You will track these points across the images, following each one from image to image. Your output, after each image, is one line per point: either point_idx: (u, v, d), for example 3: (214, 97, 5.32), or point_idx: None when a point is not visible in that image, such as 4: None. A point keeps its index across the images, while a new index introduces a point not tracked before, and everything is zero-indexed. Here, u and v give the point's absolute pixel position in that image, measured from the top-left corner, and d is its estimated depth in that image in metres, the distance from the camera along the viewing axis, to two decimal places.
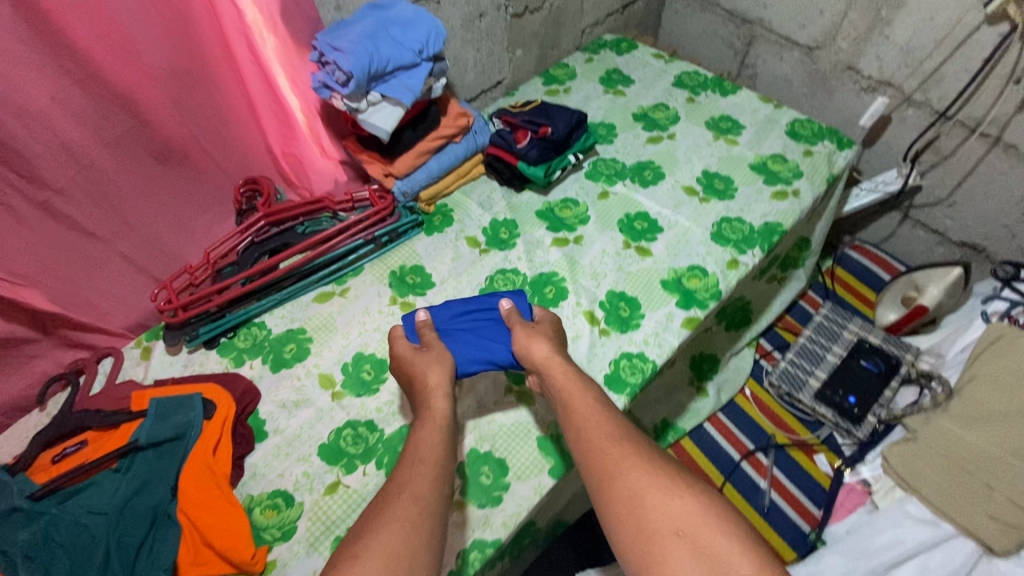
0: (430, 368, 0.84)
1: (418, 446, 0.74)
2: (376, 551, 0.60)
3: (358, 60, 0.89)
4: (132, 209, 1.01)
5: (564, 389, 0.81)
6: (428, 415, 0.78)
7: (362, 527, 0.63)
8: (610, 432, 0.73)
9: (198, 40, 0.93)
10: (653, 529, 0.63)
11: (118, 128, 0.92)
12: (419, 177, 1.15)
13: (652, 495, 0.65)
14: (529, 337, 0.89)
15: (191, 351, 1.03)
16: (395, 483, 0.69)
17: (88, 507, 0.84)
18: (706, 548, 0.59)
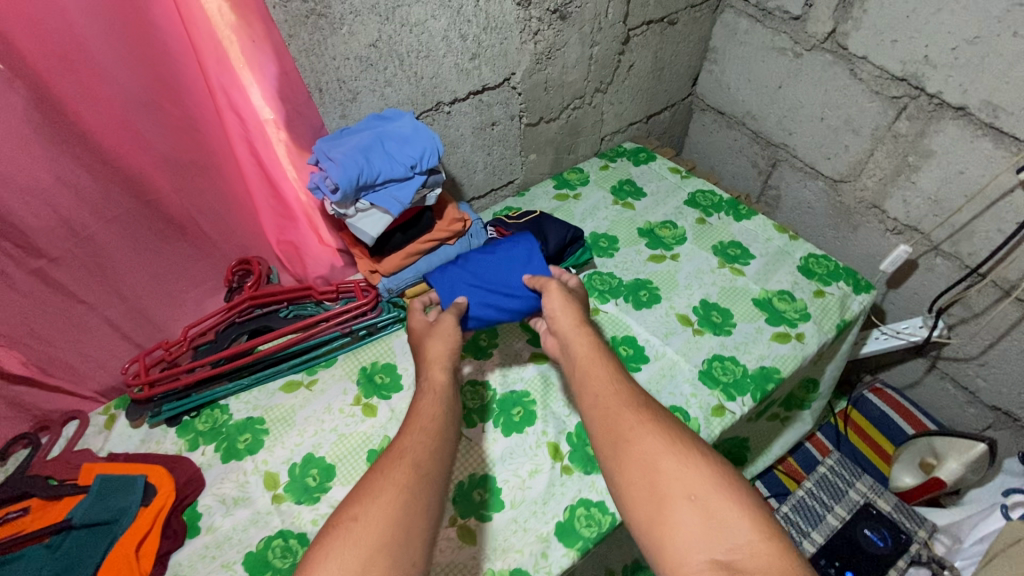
0: (430, 342, 0.90)
1: (423, 415, 0.79)
2: (377, 515, 0.66)
3: (347, 172, 0.91)
4: (124, 279, 1.05)
5: (580, 366, 0.87)
6: (431, 385, 0.84)
7: (370, 488, 0.69)
8: (629, 402, 0.79)
9: (206, 137, 0.97)
10: (665, 492, 0.67)
11: (119, 209, 0.97)
12: (406, 276, 1.14)
13: (664, 465, 0.70)
14: (563, 305, 0.95)
15: (152, 426, 1.03)
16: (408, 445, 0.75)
17: None
18: (715, 512, 0.64)
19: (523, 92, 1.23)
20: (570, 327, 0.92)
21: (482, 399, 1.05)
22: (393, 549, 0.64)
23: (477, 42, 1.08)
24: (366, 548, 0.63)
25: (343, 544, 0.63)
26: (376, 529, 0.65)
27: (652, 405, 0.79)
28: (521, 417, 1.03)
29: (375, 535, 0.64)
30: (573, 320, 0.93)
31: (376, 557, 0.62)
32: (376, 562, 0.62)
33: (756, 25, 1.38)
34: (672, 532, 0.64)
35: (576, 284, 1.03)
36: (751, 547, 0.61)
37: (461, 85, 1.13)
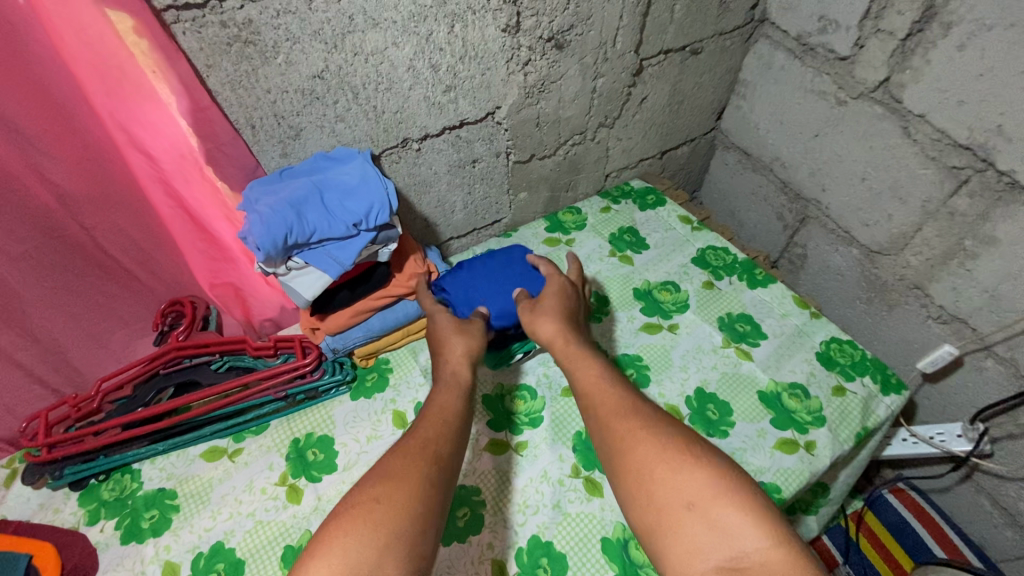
0: (455, 339, 0.85)
1: (437, 409, 0.75)
2: (395, 502, 0.62)
3: (272, 231, 0.77)
4: (38, 324, 0.91)
5: (566, 370, 0.83)
6: (447, 377, 0.80)
7: (384, 472, 0.65)
8: (620, 406, 0.74)
9: (118, 169, 0.80)
10: (663, 504, 0.64)
11: (26, 243, 0.81)
12: (355, 335, 1.01)
13: (660, 474, 0.66)
14: (534, 316, 0.89)
15: (53, 489, 0.92)
16: (420, 437, 0.71)
17: None
18: (719, 521, 0.61)
19: (510, 128, 1.07)
20: (556, 318, 0.88)
21: None
22: (410, 537, 0.60)
23: (452, 72, 0.91)
24: (381, 533, 0.59)
25: (357, 528, 0.59)
26: (394, 518, 0.60)
27: (643, 408, 0.74)
28: (466, 521, 0.88)
29: (391, 523, 0.60)
30: (561, 313, 0.89)
31: (392, 547, 0.58)
32: (393, 550, 0.58)
33: (795, 62, 1.18)
34: (676, 544, 0.61)
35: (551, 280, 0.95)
36: (758, 557, 0.58)
37: (434, 120, 0.96)
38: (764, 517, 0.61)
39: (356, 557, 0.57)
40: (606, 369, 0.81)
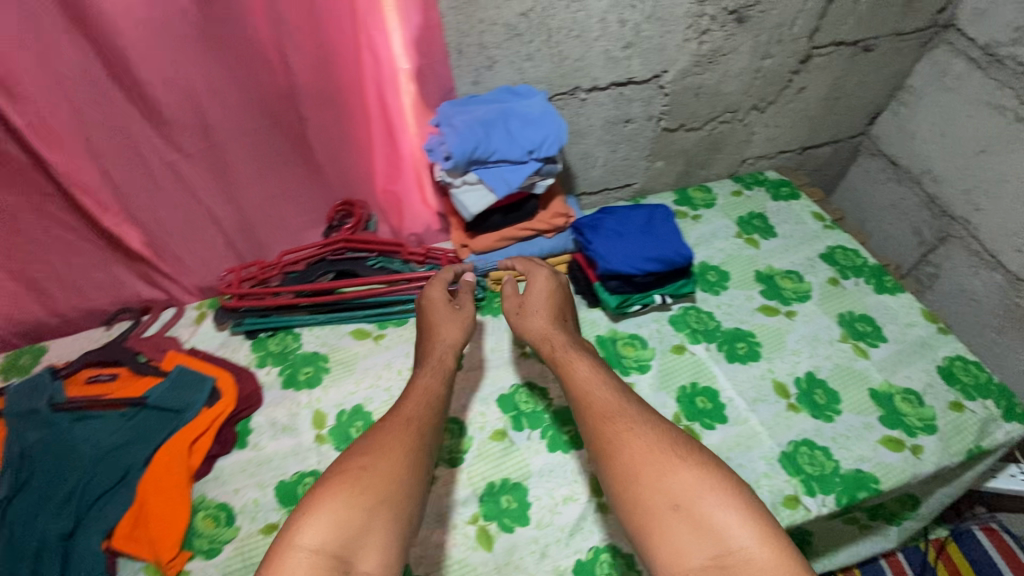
0: (445, 326, 0.91)
1: (425, 390, 0.79)
2: (385, 469, 0.65)
3: (464, 143, 0.89)
4: (242, 194, 1.10)
5: (561, 359, 0.83)
6: (433, 362, 0.85)
7: (371, 443, 0.69)
8: (609, 406, 0.73)
9: (339, 72, 0.94)
10: (649, 505, 0.63)
11: (254, 124, 1.00)
12: (494, 258, 1.09)
13: (645, 474, 0.65)
14: (524, 318, 0.93)
15: (232, 333, 1.11)
16: (405, 416, 0.74)
17: (88, 437, 0.95)
18: (705, 514, 0.60)
19: (670, 94, 1.12)
20: (544, 321, 0.91)
21: (535, 405, 1.02)
22: (395, 500, 0.63)
23: (636, 30, 0.98)
24: (365, 496, 0.62)
25: (345, 491, 0.62)
26: (381, 486, 0.63)
27: (629, 405, 0.73)
28: (570, 437, 0.97)
29: (378, 487, 0.63)
30: (548, 306, 0.92)
31: (379, 509, 0.62)
32: (381, 512, 0.62)
33: (974, 72, 1.14)
34: (663, 546, 0.60)
35: (542, 281, 0.95)
36: (742, 550, 0.57)
37: (606, 73, 1.04)
38: (755, 507, 0.61)
39: (343, 516, 0.60)
40: (591, 364, 0.81)
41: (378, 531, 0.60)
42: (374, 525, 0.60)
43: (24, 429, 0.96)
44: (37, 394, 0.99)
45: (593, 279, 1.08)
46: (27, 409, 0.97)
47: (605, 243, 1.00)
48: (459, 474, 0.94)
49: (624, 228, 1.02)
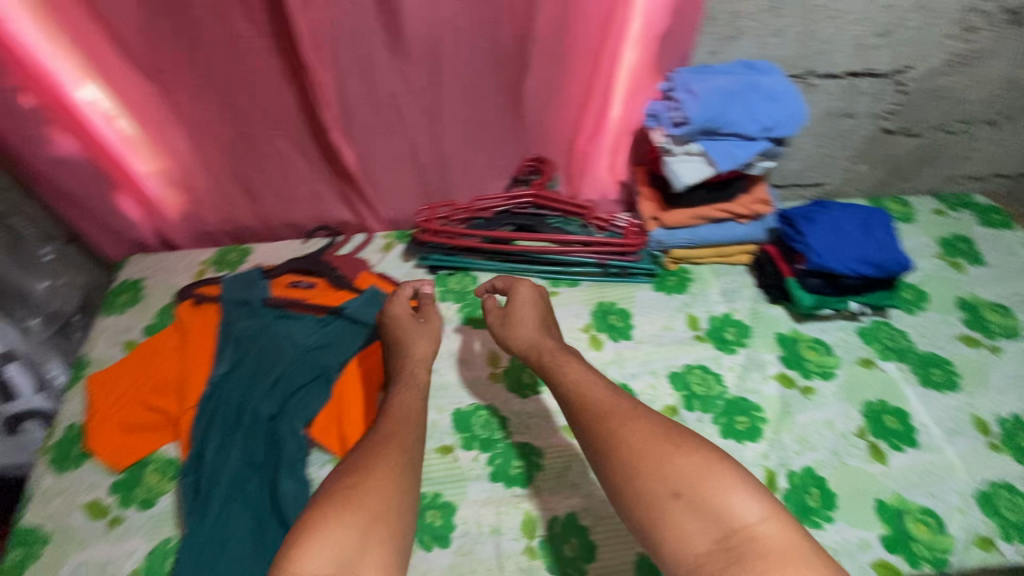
0: (417, 341, 0.92)
1: (403, 407, 0.79)
2: (374, 489, 0.65)
3: (705, 110, 0.87)
4: (448, 135, 1.14)
5: (548, 362, 0.83)
6: (407, 378, 0.86)
7: (355, 464, 0.68)
8: (603, 407, 0.71)
9: (576, 23, 0.95)
10: (649, 493, 0.62)
11: (480, 65, 1.04)
12: (683, 236, 1.07)
13: (645, 466, 0.63)
14: (509, 326, 0.92)
15: (416, 266, 1.19)
16: (388, 433, 0.74)
17: (290, 334, 1.02)
18: (706, 501, 0.59)
19: (906, 92, 1.05)
20: (529, 328, 0.90)
21: (709, 389, 0.99)
22: (386, 518, 0.63)
23: (897, 17, 0.93)
24: (359, 516, 0.61)
25: (335, 512, 0.61)
26: (369, 505, 0.63)
27: (617, 403, 0.72)
28: (745, 428, 0.95)
29: (370, 506, 0.63)
30: (532, 319, 0.92)
31: (374, 528, 0.61)
32: (375, 530, 0.61)
33: None
34: (670, 536, 0.59)
35: (524, 292, 0.95)
36: (751, 528, 0.57)
37: (849, 60, 0.99)
38: (760, 489, 0.61)
39: (335, 540, 0.59)
40: (582, 365, 0.80)
41: (377, 551, 0.60)
42: (370, 545, 0.60)
43: (235, 316, 1.05)
44: (250, 288, 1.08)
45: (785, 274, 1.03)
46: (238, 298, 1.06)
47: (820, 237, 0.96)
48: None
49: (838, 225, 0.98)
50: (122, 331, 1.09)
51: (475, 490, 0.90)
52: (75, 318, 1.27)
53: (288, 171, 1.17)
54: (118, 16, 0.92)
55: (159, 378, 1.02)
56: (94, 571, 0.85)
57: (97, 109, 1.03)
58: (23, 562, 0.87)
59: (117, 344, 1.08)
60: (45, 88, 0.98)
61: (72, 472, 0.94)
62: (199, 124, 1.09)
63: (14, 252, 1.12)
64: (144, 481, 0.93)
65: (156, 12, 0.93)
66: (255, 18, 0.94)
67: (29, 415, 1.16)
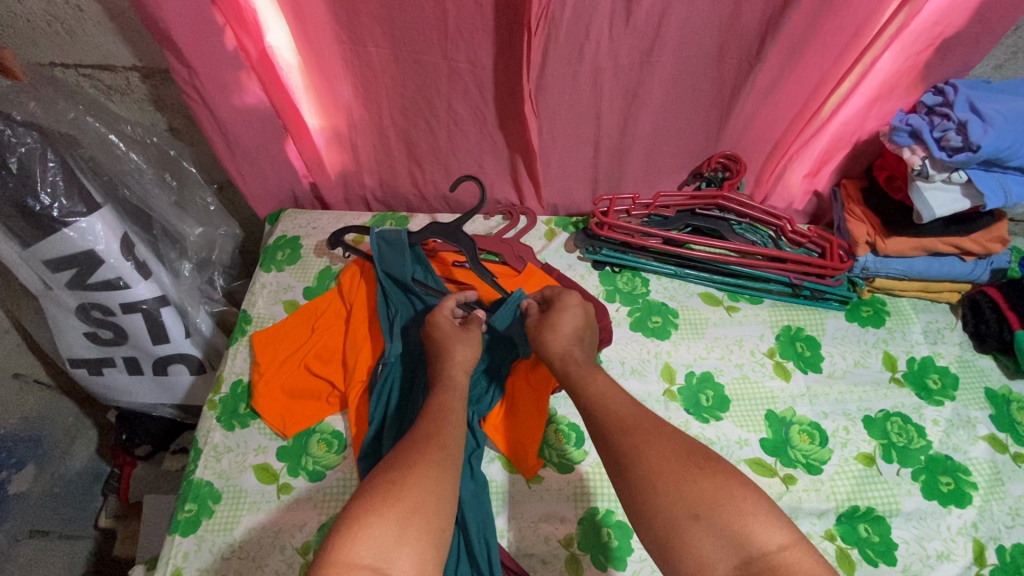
0: (455, 346, 0.86)
1: (444, 408, 0.75)
2: (413, 485, 0.60)
3: (999, 139, 0.75)
4: (638, 122, 1.05)
5: (579, 374, 0.77)
6: (445, 384, 0.80)
7: (393, 458, 0.64)
8: (625, 423, 0.67)
9: (834, 16, 0.84)
10: (667, 515, 0.58)
11: (699, 49, 0.93)
12: (895, 266, 0.97)
13: (664, 485, 0.59)
14: (543, 331, 0.84)
15: (581, 259, 1.12)
16: (431, 429, 0.70)
17: None
18: (729, 526, 0.55)
19: None
20: (564, 335, 0.83)
21: (910, 441, 0.90)
22: (429, 509, 0.59)
23: None
24: (397, 509, 0.57)
25: (374, 502, 0.57)
26: (414, 495, 0.59)
27: (637, 420, 0.67)
28: (951, 491, 0.86)
29: (411, 499, 0.59)
30: (570, 328, 0.84)
31: (411, 521, 0.57)
32: (414, 523, 0.57)
33: None
34: (688, 558, 0.55)
35: (572, 300, 0.88)
36: (771, 556, 0.54)
37: None
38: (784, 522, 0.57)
39: (379, 532, 0.55)
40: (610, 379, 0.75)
41: (415, 542, 0.56)
42: (411, 538, 0.56)
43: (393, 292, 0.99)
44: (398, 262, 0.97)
45: (1014, 326, 0.92)
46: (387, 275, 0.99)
47: None
48: (821, 484, 0.87)
49: None
50: (283, 290, 1.08)
51: None
52: (221, 266, 1.26)
53: (459, 140, 1.11)
54: None
55: (323, 347, 0.99)
56: (269, 539, 0.85)
57: (282, 56, 0.98)
58: (196, 519, 0.86)
59: (278, 304, 1.06)
60: (246, 27, 0.92)
61: (239, 433, 0.94)
62: (379, 82, 1.03)
63: (177, 194, 1.14)
64: (311, 453, 0.91)
65: None
66: None
67: (177, 359, 1.14)
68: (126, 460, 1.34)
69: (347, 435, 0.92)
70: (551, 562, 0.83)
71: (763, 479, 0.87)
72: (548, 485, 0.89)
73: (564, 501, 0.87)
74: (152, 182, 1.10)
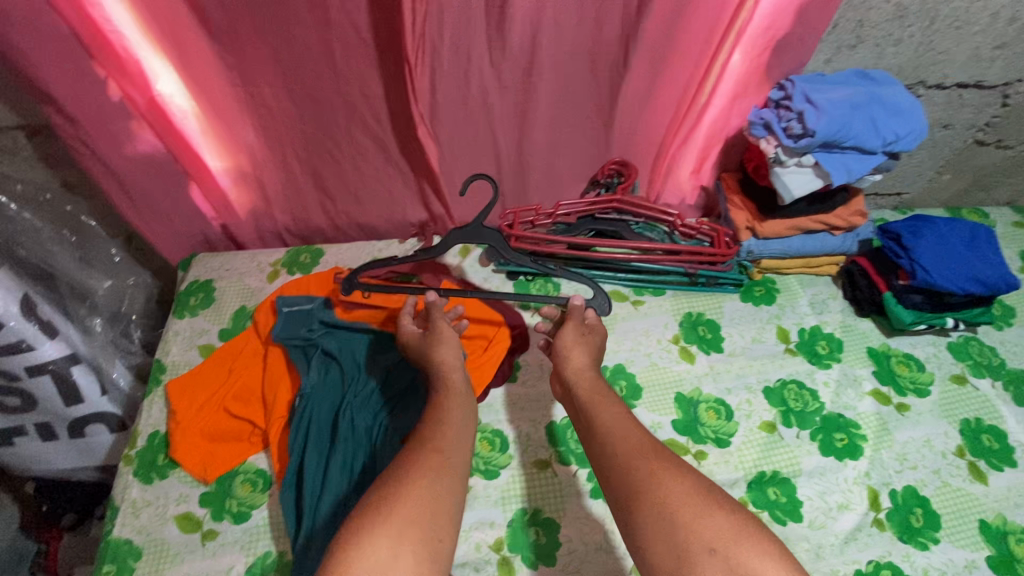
0: (437, 348, 0.87)
1: (449, 411, 0.75)
2: (407, 496, 0.60)
3: (829, 124, 0.84)
4: (532, 136, 1.12)
5: (590, 405, 0.77)
6: (448, 387, 0.80)
7: (397, 473, 0.64)
8: (640, 447, 0.68)
9: (682, 27, 0.93)
10: (682, 547, 0.57)
11: (574, 66, 1.01)
12: (775, 247, 1.06)
13: (683, 514, 0.59)
14: (573, 343, 0.87)
15: (495, 272, 1.16)
16: (429, 437, 0.70)
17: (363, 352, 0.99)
18: (744, 567, 0.54)
19: (1011, 104, 1.02)
20: (581, 363, 0.85)
21: (806, 405, 0.98)
22: (422, 525, 0.58)
23: (1020, 28, 0.90)
24: (393, 526, 0.57)
25: (368, 522, 0.57)
26: (410, 510, 0.59)
27: (641, 444, 0.68)
28: (846, 446, 0.94)
29: (405, 514, 0.58)
30: (588, 350, 0.87)
31: (406, 535, 0.57)
32: (408, 538, 0.57)
33: None
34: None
35: (594, 318, 0.93)
36: None
37: (960, 72, 0.96)
38: (778, 553, 0.56)
39: (371, 551, 0.54)
40: (616, 409, 0.75)
41: (408, 558, 0.55)
42: (404, 554, 0.55)
43: (321, 319, 1.02)
44: (308, 318, 1.02)
45: (881, 289, 1.02)
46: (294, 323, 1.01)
47: (928, 254, 0.93)
48: (730, 456, 0.93)
49: (943, 242, 0.94)
50: (197, 334, 1.07)
51: (576, 508, 0.88)
52: (135, 318, 1.24)
53: (364, 169, 1.14)
54: (205, 9, 0.88)
55: (243, 388, 0.99)
56: None
57: (174, 103, 0.99)
58: None
59: (193, 349, 1.05)
60: (129, 78, 0.93)
61: (159, 483, 0.92)
62: (276, 120, 1.05)
63: (80, 250, 1.13)
64: (235, 494, 0.90)
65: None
66: (350, 9, 0.90)
67: (94, 419, 1.11)
68: (52, 534, 1.27)
69: (270, 472, 0.92)
70: (482, 568, 0.84)
71: None
72: (476, 493, 0.91)
73: (490, 507, 0.89)
74: (50, 239, 1.07)
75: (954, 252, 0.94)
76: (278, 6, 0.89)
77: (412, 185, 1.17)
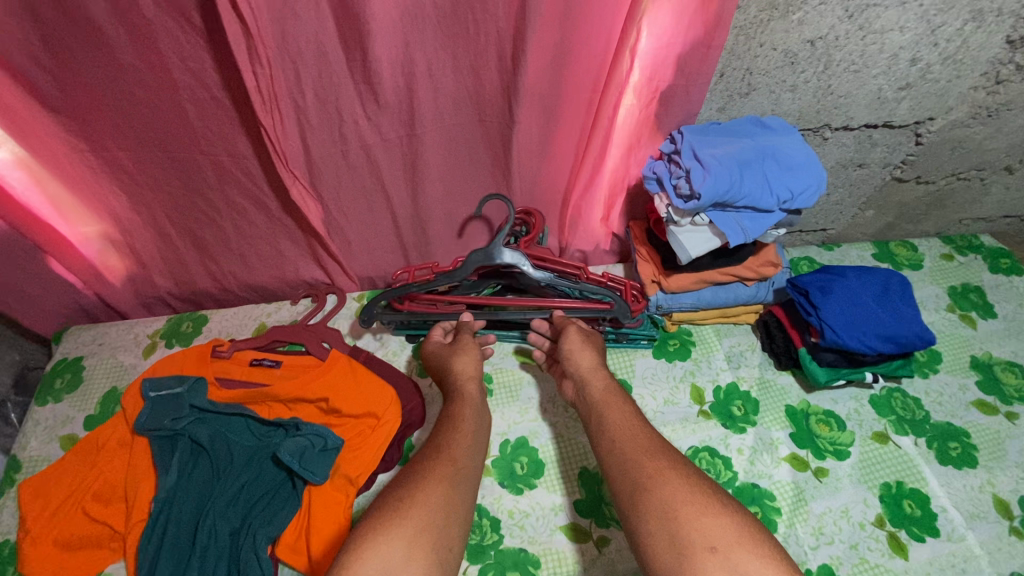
0: (456, 358, 0.92)
1: (465, 422, 0.80)
2: (420, 501, 0.64)
3: (717, 185, 0.76)
4: (425, 190, 1.03)
5: (598, 406, 0.81)
6: (465, 396, 0.85)
7: (411, 478, 0.68)
8: (646, 446, 0.70)
9: (564, 78, 0.85)
10: (683, 545, 0.58)
11: (457, 119, 0.93)
12: (685, 300, 1.00)
13: (683, 511, 0.60)
14: (579, 346, 0.90)
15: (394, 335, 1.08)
16: (440, 446, 0.75)
17: (238, 441, 0.91)
18: (743, 569, 0.54)
19: (926, 143, 0.97)
20: (587, 366, 0.88)
21: (718, 476, 0.91)
22: (434, 528, 0.62)
23: (923, 70, 0.84)
24: (405, 527, 0.60)
25: (383, 520, 0.61)
26: (423, 513, 0.63)
27: (644, 444, 0.70)
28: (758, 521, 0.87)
29: (418, 516, 0.62)
30: (593, 355, 0.89)
31: (418, 537, 0.60)
32: (420, 542, 0.60)
33: None
34: None
35: (593, 330, 0.97)
36: None
37: (866, 113, 0.90)
38: (782, 560, 0.56)
39: (385, 550, 0.58)
40: (625, 410, 0.78)
41: (421, 559, 0.59)
42: (416, 555, 0.59)
43: (191, 404, 0.93)
44: (176, 404, 0.92)
45: (796, 344, 0.96)
46: (162, 408, 0.92)
47: (838, 313, 0.87)
48: None
49: (855, 298, 0.89)
50: (60, 424, 1.00)
51: None
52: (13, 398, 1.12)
53: (246, 231, 1.05)
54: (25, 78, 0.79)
55: (103, 485, 0.89)
56: None
57: (10, 176, 0.90)
58: None
59: (54, 441, 0.98)
60: None
61: None
62: (139, 185, 0.96)
63: None
64: None
65: (78, 66, 0.79)
66: (196, 69, 0.81)
67: None
68: None
69: None
70: None
71: (576, 546, 0.84)
72: None
73: None
74: None
75: (866, 309, 0.88)
76: (112, 71, 0.80)
77: (301, 244, 1.09)
